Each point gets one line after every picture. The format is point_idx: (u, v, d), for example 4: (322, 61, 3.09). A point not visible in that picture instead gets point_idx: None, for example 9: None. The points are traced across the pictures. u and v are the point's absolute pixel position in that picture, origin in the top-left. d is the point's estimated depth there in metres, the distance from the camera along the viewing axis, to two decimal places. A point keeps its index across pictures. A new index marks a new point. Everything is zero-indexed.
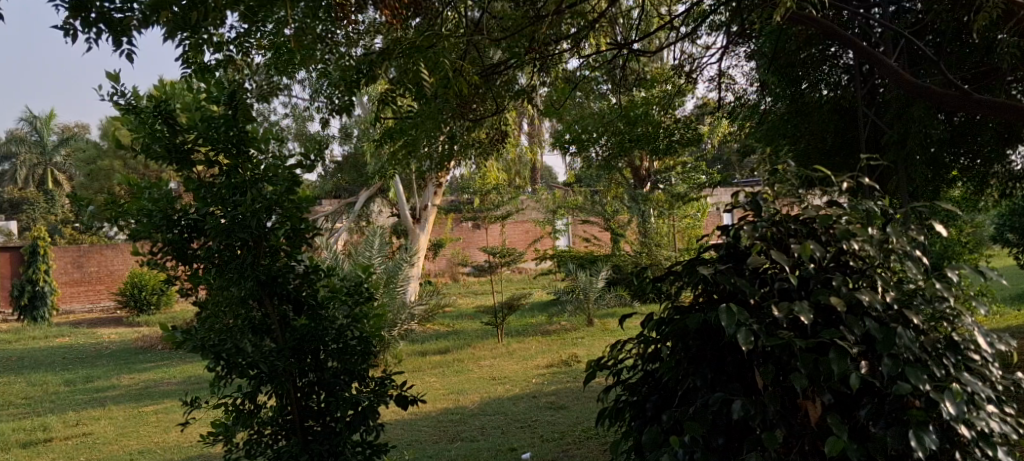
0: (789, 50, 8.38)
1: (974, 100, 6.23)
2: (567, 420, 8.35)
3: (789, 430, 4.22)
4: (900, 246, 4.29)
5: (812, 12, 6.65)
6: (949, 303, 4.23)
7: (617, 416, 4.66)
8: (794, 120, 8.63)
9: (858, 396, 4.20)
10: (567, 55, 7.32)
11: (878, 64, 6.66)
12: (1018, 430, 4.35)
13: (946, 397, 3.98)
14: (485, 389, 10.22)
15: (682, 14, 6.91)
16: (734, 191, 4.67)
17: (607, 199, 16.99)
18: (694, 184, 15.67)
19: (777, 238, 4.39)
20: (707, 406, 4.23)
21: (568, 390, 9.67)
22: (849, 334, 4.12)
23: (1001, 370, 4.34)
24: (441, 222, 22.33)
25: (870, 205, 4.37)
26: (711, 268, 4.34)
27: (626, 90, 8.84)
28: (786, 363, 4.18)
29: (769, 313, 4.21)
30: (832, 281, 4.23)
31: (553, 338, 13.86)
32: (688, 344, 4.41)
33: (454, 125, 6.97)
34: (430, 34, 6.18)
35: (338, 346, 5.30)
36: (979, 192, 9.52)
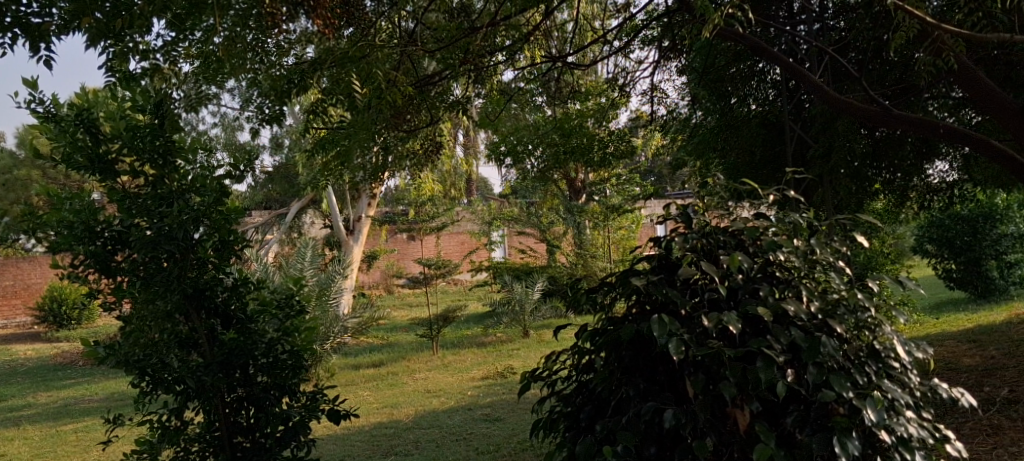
0: (718, 65, 8.69)
1: (894, 116, 6.42)
2: (504, 432, 8.34)
3: (718, 439, 4.20)
4: (824, 257, 4.35)
5: (738, 27, 6.79)
6: (870, 312, 4.28)
7: (552, 427, 4.58)
8: (723, 134, 8.91)
9: (785, 404, 4.23)
10: (503, 67, 7.39)
11: (802, 79, 6.79)
12: (938, 436, 4.39)
13: (868, 404, 4.05)
14: (419, 402, 10.14)
15: (614, 29, 7.02)
16: (665, 203, 4.66)
17: (543, 211, 17.33)
18: (631, 197, 15.90)
19: (707, 250, 4.37)
20: (640, 415, 4.16)
21: (504, 402, 9.66)
22: (776, 342, 4.12)
23: (921, 377, 4.39)
24: (375, 233, 22.19)
25: (796, 218, 4.43)
26: (643, 279, 4.30)
27: (560, 102, 8.85)
28: (716, 372, 4.15)
29: (700, 323, 4.20)
30: (759, 291, 4.24)
31: (489, 350, 13.85)
32: (621, 354, 4.35)
33: (388, 136, 6.88)
34: (363, 44, 5.90)
35: (269, 361, 5.09)
36: (901, 203, 10.02)
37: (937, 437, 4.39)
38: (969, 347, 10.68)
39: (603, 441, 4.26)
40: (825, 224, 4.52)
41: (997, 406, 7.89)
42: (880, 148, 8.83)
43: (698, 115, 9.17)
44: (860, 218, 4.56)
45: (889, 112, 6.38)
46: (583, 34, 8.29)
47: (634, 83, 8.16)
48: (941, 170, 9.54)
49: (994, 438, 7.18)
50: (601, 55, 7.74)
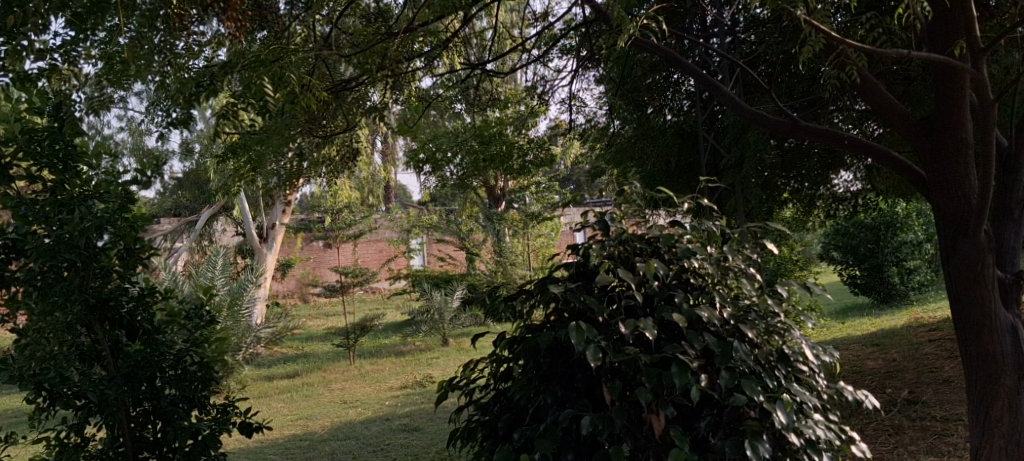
0: (635, 75, 8.74)
1: (802, 126, 6.50)
2: (423, 442, 8.26)
3: (634, 444, 4.20)
4: (735, 264, 4.41)
5: (655, 39, 6.79)
6: (780, 317, 4.36)
7: (469, 436, 4.53)
8: (640, 143, 9.03)
9: (698, 409, 4.26)
10: (421, 74, 7.34)
11: (715, 91, 6.85)
12: (843, 437, 4.49)
13: (779, 407, 4.12)
14: (336, 413, 9.99)
15: (533, 37, 7.01)
16: (582, 210, 4.66)
17: (463, 219, 17.23)
18: (549, 204, 16.01)
19: (624, 257, 4.40)
20: (558, 423, 4.15)
21: (422, 411, 9.57)
22: (690, 348, 4.16)
23: (828, 380, 4.48)
24: (290, 241, 21.81)
25: (710, 225, 4.50)
26: (561, 286, 4.30)
27: (479, 110, 8.83)
28: (632, 378, 4.18)
29: (616, 330, 4.21)
30: (674, 297, 4.27)
31: (408, 359, 13.74)
32: (539, 361, 4.33)
33: (303, 142, 6.83)
34: (277, 48, 5.81)
35: (177, 373, 4.92)
36: (808, 211, 10.30)
37: (841, 438, 4.50)
38: (873, 351, 11.03)
39: (520, 449, 4.23)
40: (737, 231, 4.60)
41: (898, 406, 8.17)
42: (789, 159, 9.02)
43: (615, 124, 9.23)
44: (770, 226, 4.64)
45: (798, 123, 6.46)
46: (502, 42, 8.30)
47: (553, 91, 8.16)
48: (846, 179, 9.83)
49: (896, 437, 7.41)
50: (520, 64, 7.73)
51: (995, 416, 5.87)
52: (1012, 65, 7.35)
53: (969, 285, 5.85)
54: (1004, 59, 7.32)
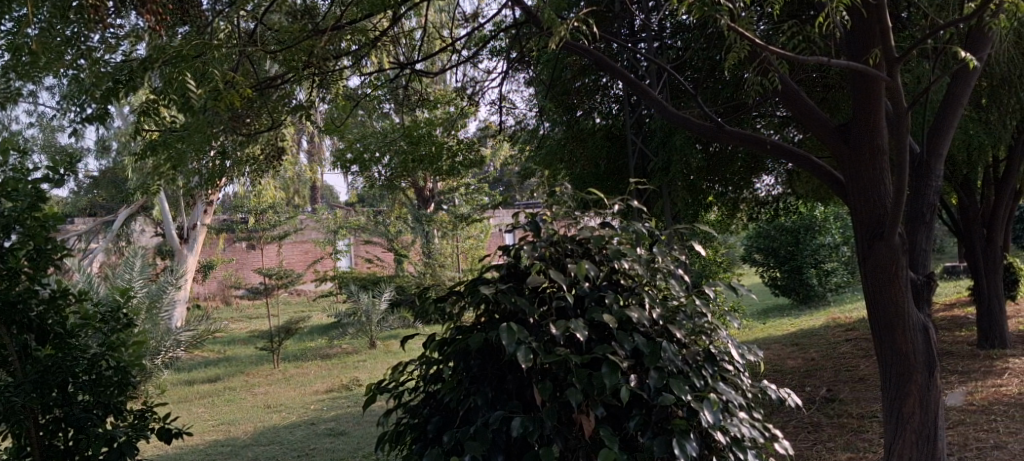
0: (565, 79, 8.83)
1: (726, 131, 6.55)
2: (349, 446, 8.13)
3: (564, 445, 4.17)
4: (664, 265, 4.41)
5: (584, 41, 6.81)
6: (707, 317, 4.37)
7: (398, 439, 4.44)
8: (569, 145, 9.04)
9: (628, 408, 4.25)
10: (348, 72, 7.20)
11: (643, 95, 6.89)
12: (766, 434, 4.53)
13: (705, 406, 4.13)
14: (259, 418, 9.77)
15: (463, 37, 6.95)
16: (513, 211, 4.62)
17: (392, 220, 16.98)
18: (478, 206, 15.99)
19: (555, 258, 4.37)
20: (488, 425, 4.10)
21: (348, 415, 9.41)
22: (620, 348, 4.16)
23: (752, 379, 4.51)
24: (211, 242, 21.33)
25: (639, 226, 4.50)
26: (492, 288, 4.25)
27: (408, 110, 8.73)
28: (562, 379, 4.16)
29: (547, 331, 4.19)
30: (604, 299, 4.25)
31: (334, 361, 13.56)
32: (469, 363, 4.28)
33: (225, 140, 6.66)
34: (199, 43, 5.61)
35: (91, 378, 4.72)
36: (732, 214, 10.45)
37: (764, 436, 4.54)
38: (792, 350, 11.24)
39: (450, 452, 4.18)
40: (665, 233, 4.61)
41: (817, 404, 8.33)
42: (713, 163, 9.11)
43: (545, 127, 9.26)
44: (699, 228, 4.66)
45: (722, 127, 6.50)
46: (431, 43, 8.23)
47: (483, 92, 8.10)
48: (767, 184, 10.00)
49: (815, 434, 7.55)
50: (450, 64, 7.67)
51: (908, 411, 5.99)
52: (925, 74, 7.57)
53: (883, 285, 5.95)
54: (917, 68, 7.53)
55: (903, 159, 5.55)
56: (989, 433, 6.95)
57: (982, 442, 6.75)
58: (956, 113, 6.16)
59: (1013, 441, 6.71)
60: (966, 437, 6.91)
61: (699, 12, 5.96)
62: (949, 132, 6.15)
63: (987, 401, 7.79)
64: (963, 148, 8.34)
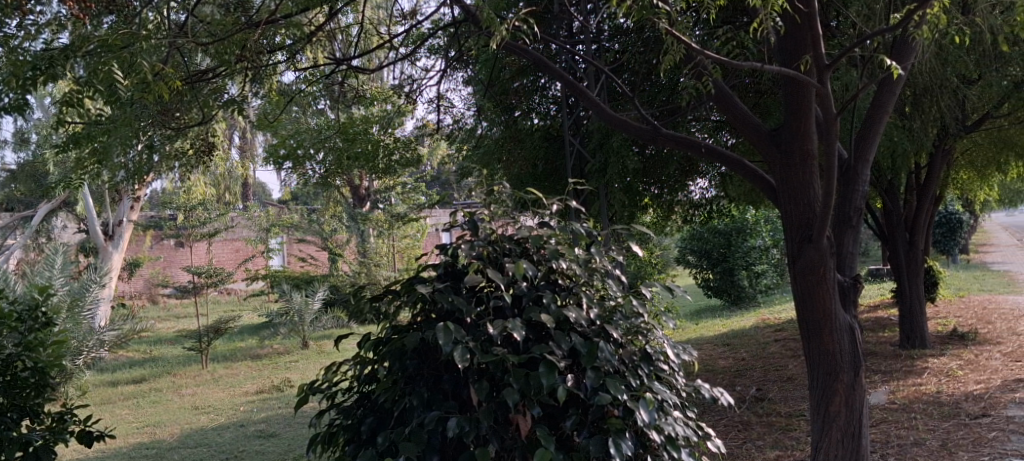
0: (503, 79, 8.80)
1: (662, 133, 6.54)
2: (279, 448, 7.96)
3: (500, 445, 4.12)
4: (601, 265, 4.38)
5: (523, 41, 6.75)
6: (643, 317, 4.36)
7: (331, 441, 4.34)
8: (507, 145, 9.07)
9: (564, 408, 4.21)
10: (282, 67, 7.04)
11: (580, 96, 6.86)
12: (699, 433, 4.52)
13: (641, 405, 4.12)
14: (186, 419, 9.52)
15: (400, 34, 6.83)
16: (451, 210, 4.55)
17: (326, 219, 16.77)
18: (414, 205, 15.81)
19: (493, 257, 4.31)
20: (423, 425, 4.04)
21: (279, 417, 9.23)
22: (558, 348, 4.12)
23: (686, 378, 4.50)
24: (138, 239, 20.77)
25: (576, 226, 4.46)
26: (428, 287, 4.18)
27: (344, 105, 8.58)
28: (499, 379, 4.11)
29: (484, 331, 4.13)
30: (542, 299, 4.21)
31: (265, 362, 13.31)
32: (405, 363, 4.20)
33: (153, 133, 6.48)
34: (126, 34, 5.43)
35: (5, 380, 4.62)
36: (667, 217, 10.52)
37: (697, 435, 4.53)
38: (723, 350, 11.37)
39: (384, 454, 4.11)
40: (603, 233, 4.58)
41: (746, 403, 8.43)
42: (649, 165, 9.16)
43: (483, 126, 9.22)
44: (636, 228, 4.64)
45: (657, 131, 6.50)
46: (369, 39, 8.08)
47: (421, 90, 7.99)
48: (702, 187, 10.08)
49: (745, 432, 7.62)
50: (386, 61, 7.54)
51: (834, 410, 6.07)
52: (853, 82, 7.70)
53: (812, 287, 6.01)
54: (845, 76, 7.67)
55: (832, 164, 5.61)
56: (909, 430, 7.11)
57: (902, 439, 6.90)
58: (882, 119, 6.27)
59: (931, 438, 6.87)
60: (888, 434, 7.04)
61: (637, 14, 5.96)
62: (876, 138, 6.25)
63: (908, 399, 7.95)
64: (889, 154, 8.51)
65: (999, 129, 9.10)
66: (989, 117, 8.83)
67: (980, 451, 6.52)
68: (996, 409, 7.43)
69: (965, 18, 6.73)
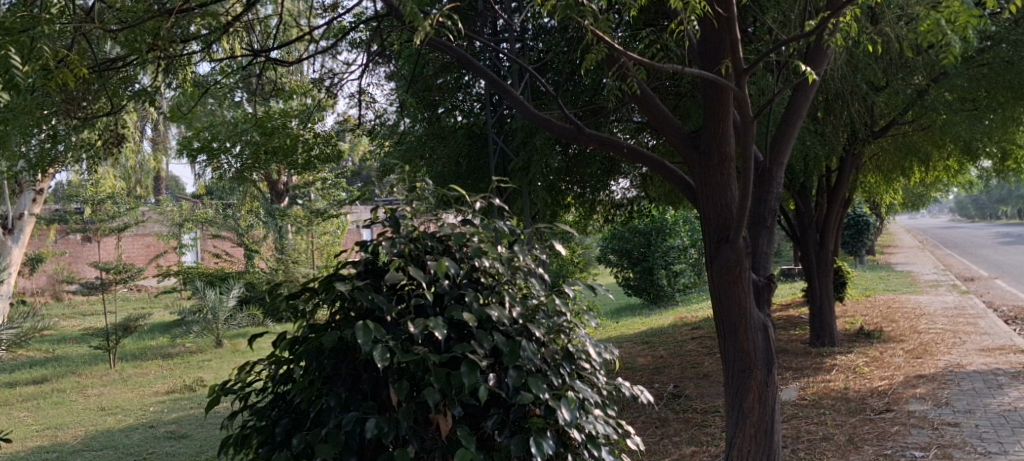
0: (426, 75, 8.76)
1: (584, 133, 6.52)
2: (191, 450, 7.73)
3: (420, 446, 4.04)
4: (524, 263, 4.32)
5: (447, 37, 6.66)
6: (566, 316, 4.31)
7: (244, 443, 4.19)
8: (431, 143, 9.00)
9: (485, 408, 4.15)
10: (197, 58, 6.80)
11: (503, 94, 6.78)
12: (619, 431, 4.49)
13: (562, 404, 4.05)
14: (92, 421, 9.18)
15: (322, 27, 6.66)
16: (372, 206, 4.45)
17: (242, 214, 16.30)
18: (334, 202, 15.58)
19: (414, 255, 4.23)
20: (340, 427, 3.94)
21: (190, 418, 8.96)
22: (479, 347, 4.06)
23: (608, 377, 4.45)
24: (42, 234, 19.98)
25: (499, 224, 4.40)
26: (347, 285, 4.08)
27: (261, 98, 8.36)
28: (419, 379, 4.03)
29: (405, 330, 4.05)
30: (464, 297, 4.14)
31: (176, 361, 12.94)
32: (323, 363, 4.09)
33: (58, 124, 6.22)
34: (24, 16, 5.14)
35: None
36: (589, 216, 10.56)
37: (617, 433, 4.50)
38: (643, 349, 11.44)
39: (299, 457, 4.00)
40: (526, 232, 4.52)
41: (664, 400, 8.50)
42: (571, 165, 9.17)
43: (406, 123, 9.14)
44: (558, 227, 4.60)
45: (580, 129, 6.46)
46: (288, 31, 7.89)
47: (342, 84, 7.82)
48: (623, 187, 10.14)
49: (662, 429, 7.67)
50: (307, 54, 7.35)
51: (747, 406, 6.12)
52: (768, 87, 7.83)
53: (727, 287, 6.06)
54: (761, 81, 7.80)
55: (748, 167, 5.67)
56: (818, 425, 7.24)
57: (812, 434, 7.02)
58: (797, 123, 6.36)
59: (839, 433, 7.02)
60: (798, 429, 7.17)
61: (561, 13, 5.94)
62: (790, 143, 6.34)
63: (818, 396, 8.12)
64: (802, 158, 8.67)
65: (905, 134, 9.34)
66: (896, 123, 9.05)
67: (884, 445, 6.68)
68: (900, 405, 7.63)
69: (875, 27, 6.86)
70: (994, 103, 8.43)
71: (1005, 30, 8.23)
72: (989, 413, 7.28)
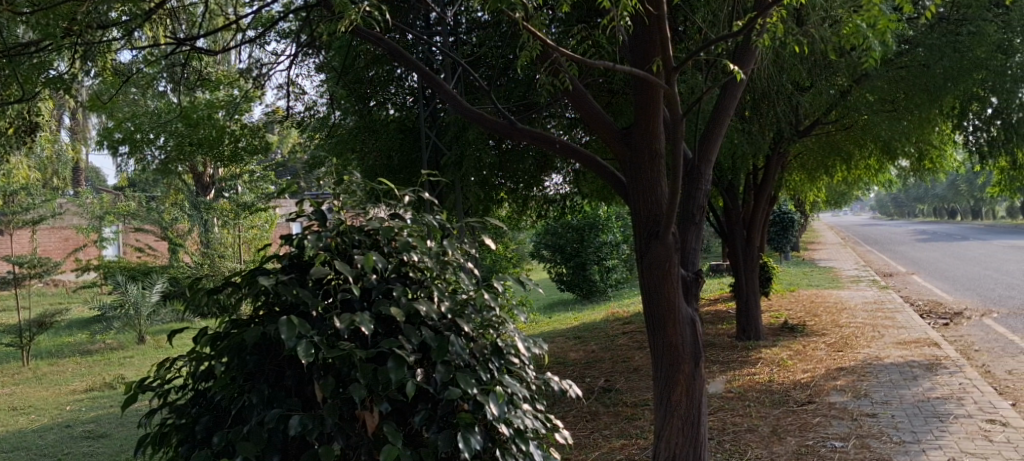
0: (358, 67, 8.59)
1: (516, 128, 6.50)
2: (109, 450, 7.53)
3: (345, 443, 3.99)
4: (454, 258, 4.30)
5: (379, 28, 6.56)
6: (495, 311, 4.29)
7: (162, 442, 4.09)
8: (361, 136, 8.84)
9: (413, 403, 4.12)
10: (117, 45, 6.61)
11: (435, 88, 6.71)
12: (548, 426, 4.48)
13: (490, 399, 4.03)
14: (5, 421, 8.88)
15: (249, 16, 6.52)
16: (299, 200, 4.39)
17: (166, 208, 15.91)
18: (263, 195, 15.36)
19: (341, 249, 4.18)
20: (263, 424, 3.89)
21: (109, 417, 8.73)
22: (407, 343, 4.02)
23: (537, 371, 4.43)
24: None
25: (430, 219, 4.37)
26: (271, 279, 4.02)
27: (185, 88, 8.17)
28: (345, 375, 3.99)
29: (330, 325, 4.00)
30: (392, 291, 4.11)
31: (95, 358, 12.59)
32: (245, 359, 4.02)
33: None
34: None
35: None
36: (522, 212, 10.58)
37: (545, 427, 4.49)
38: (575, 344, 11.50)
39: (220, 455, 3.94)
40: (456, 226, 4.49)
41: (595, 394, 8.55)
42: (504, 160, 9.17)
43: (336, 115, 9.02)
44: (489, 222, 4.58)
45: (513, 124, 6.44)
46: (214, 19, 7.74)
47: (271, 75, 7.67)
48: (556, 183, 10.16)
49: (592, 423, 7.72)
50: (233, 44, 7.20)
51: (675, 398, 6.19)
52: (698, 85, 7.94)
53: (657, 282, 6.11)
54: (692, 79, 7.90)
55: (678, 164, 5.72)
56: (743, 417, 7.37)
57: (737, 426, 7.14)
58: (725, 121, 6.45)
59: (763, 424, 7.15)
60: (724, 421, 7.27)
61: (493, 7, 5.91)
62: (719, 140, 6.41)
63: (743, 388, 8.27)
64: (729, 156, 8.80)
65: (829, 134, 9.54)
66: (820, 123, 9.23)
67: (806, 436, 6.82)
68: (821, 397, 7.81)
69: (801, 28, 6.98)
70: (912, 105, 8.59)
71: (922, 34, 8.41)
72: (905, 404, 7.49)
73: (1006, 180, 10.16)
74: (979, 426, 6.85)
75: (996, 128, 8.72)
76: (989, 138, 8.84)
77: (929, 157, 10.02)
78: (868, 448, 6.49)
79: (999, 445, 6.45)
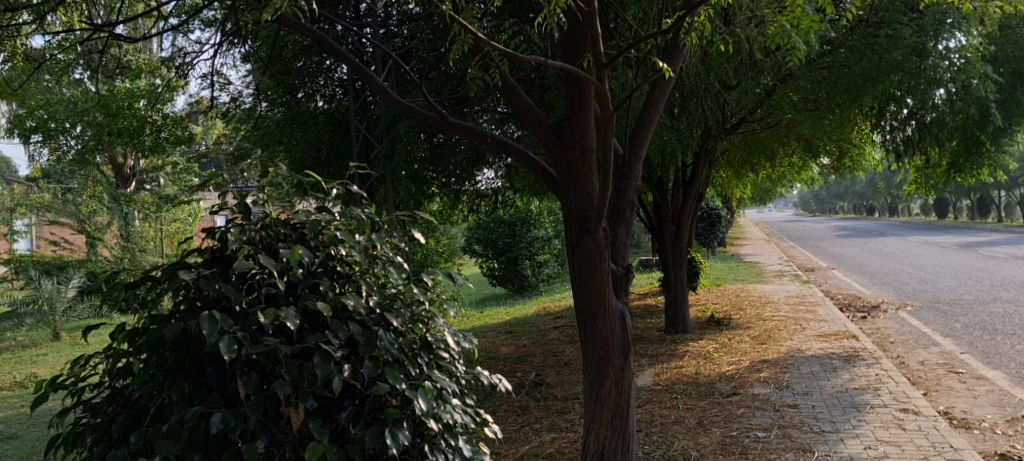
0: (285, 58, 8.43)
1: (447, 122, 6.42)
2: (19, 452, 7.29)
3: (269, 440, 3.91)
4: (382, 252, 4.24)
5: (305, 17, 6.40)
6: (423, 305, 4.24)
7: (76, 442, 3.95)
8: (288, 127, 8.71)
9: (339, 399, 4.04)
10: (30, 30, 6.36)
11: (365, 79, 6.59)
12: (478, 420, 4.45)
13: (419, 395, 3.97)
14: None
15: (171, 3, 6.32)
16: (223, 192, 4.28)
17: (83, 199, 15.11)
18: (186, 187, 15.00)
19: (266, 242, 4.08)
20: (183, 422, 3.79)
21: (20, 417, 8.44)
22: (334, 338, 3.95)
23: (466, 366, 4.40)
24: None
25: (358, 212, 4.30)
26: (193, 273, 3.91)
27: (102, 76, 7.91)
28: (269, 371, 3.89)
29: (254, 320, 3.91)
30: (319, 286, 4.03)
31: (7, 356, 12.15)
32: (165, 355, 3.91)
33: None
34: None
35: None
36: (454, 206, 10.53)
37: (475, 421, 4.45)
38: (506, 338, 11.49)
39: (137, 454, 3.84)
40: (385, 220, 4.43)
41: (525, 388, 8.57)
42: (436, 154, 9.10)
43: (263, 106, 8.87)
44: (418, 215, 4.53)
45: (443, 118, 6.36)
46: (135, 6, 7.50)
47: (194, 64, 7.48)
48: (488, 178, 10.11)
49: (523, 417, 7.72)
50: (153, 31, 6.99)
51: (605, 392, 6.21)
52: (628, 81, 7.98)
53: (587, 276, 6.10)
54: (621, 75, 7.93)
55: (608, 160, 5.71)
56: (670, 409, 7.44)
57: (664, 418, 7.20)
58: (655, 117, 6.46)
59: (689, 416, 7.23)
60: (652, 414, 7.34)
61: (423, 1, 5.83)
62: (649, 137, 6.43)
63: (670, 381, 8.36)
64: (658, 151, 8.86)
65: (755, 133, 9.72)
66: (746, 121, 9.41)
67: (730, 427, 6.92)
68: (745, 388, 7.94)
69: (728, 27, 7.06)
70: (834, 104, 8.91)
71: (843, 36, 8.59)
72: (825, 395, 7.65)
73: (922, 179, 10.44)
74: (893, 415, 7.03)
75: (912, 128, 9.08)
76: (905, 137, 9.16)
77: (849, 155, 10.29)
78: (790, 438, 6.60)
79: (911, 434, 6.62)
